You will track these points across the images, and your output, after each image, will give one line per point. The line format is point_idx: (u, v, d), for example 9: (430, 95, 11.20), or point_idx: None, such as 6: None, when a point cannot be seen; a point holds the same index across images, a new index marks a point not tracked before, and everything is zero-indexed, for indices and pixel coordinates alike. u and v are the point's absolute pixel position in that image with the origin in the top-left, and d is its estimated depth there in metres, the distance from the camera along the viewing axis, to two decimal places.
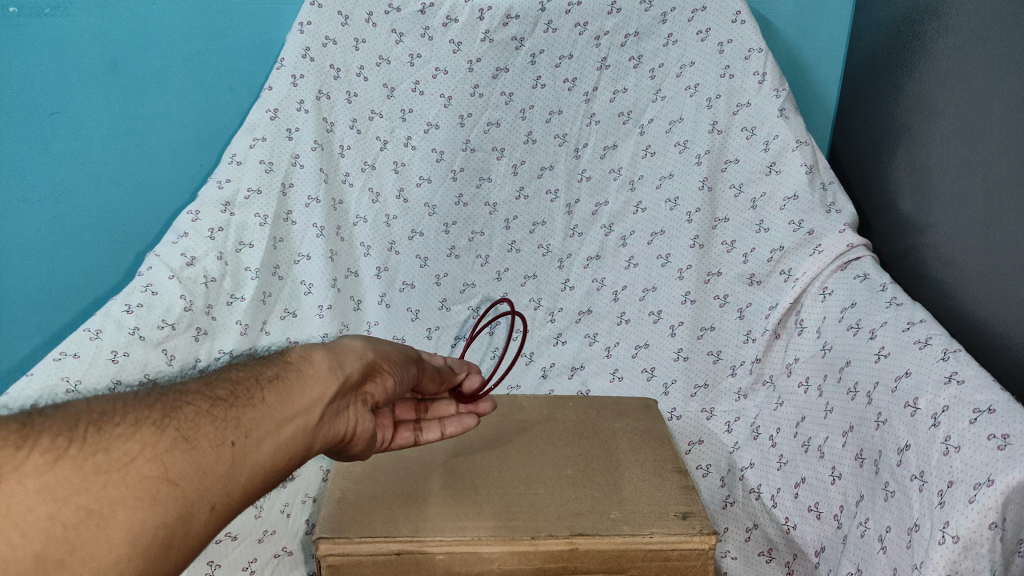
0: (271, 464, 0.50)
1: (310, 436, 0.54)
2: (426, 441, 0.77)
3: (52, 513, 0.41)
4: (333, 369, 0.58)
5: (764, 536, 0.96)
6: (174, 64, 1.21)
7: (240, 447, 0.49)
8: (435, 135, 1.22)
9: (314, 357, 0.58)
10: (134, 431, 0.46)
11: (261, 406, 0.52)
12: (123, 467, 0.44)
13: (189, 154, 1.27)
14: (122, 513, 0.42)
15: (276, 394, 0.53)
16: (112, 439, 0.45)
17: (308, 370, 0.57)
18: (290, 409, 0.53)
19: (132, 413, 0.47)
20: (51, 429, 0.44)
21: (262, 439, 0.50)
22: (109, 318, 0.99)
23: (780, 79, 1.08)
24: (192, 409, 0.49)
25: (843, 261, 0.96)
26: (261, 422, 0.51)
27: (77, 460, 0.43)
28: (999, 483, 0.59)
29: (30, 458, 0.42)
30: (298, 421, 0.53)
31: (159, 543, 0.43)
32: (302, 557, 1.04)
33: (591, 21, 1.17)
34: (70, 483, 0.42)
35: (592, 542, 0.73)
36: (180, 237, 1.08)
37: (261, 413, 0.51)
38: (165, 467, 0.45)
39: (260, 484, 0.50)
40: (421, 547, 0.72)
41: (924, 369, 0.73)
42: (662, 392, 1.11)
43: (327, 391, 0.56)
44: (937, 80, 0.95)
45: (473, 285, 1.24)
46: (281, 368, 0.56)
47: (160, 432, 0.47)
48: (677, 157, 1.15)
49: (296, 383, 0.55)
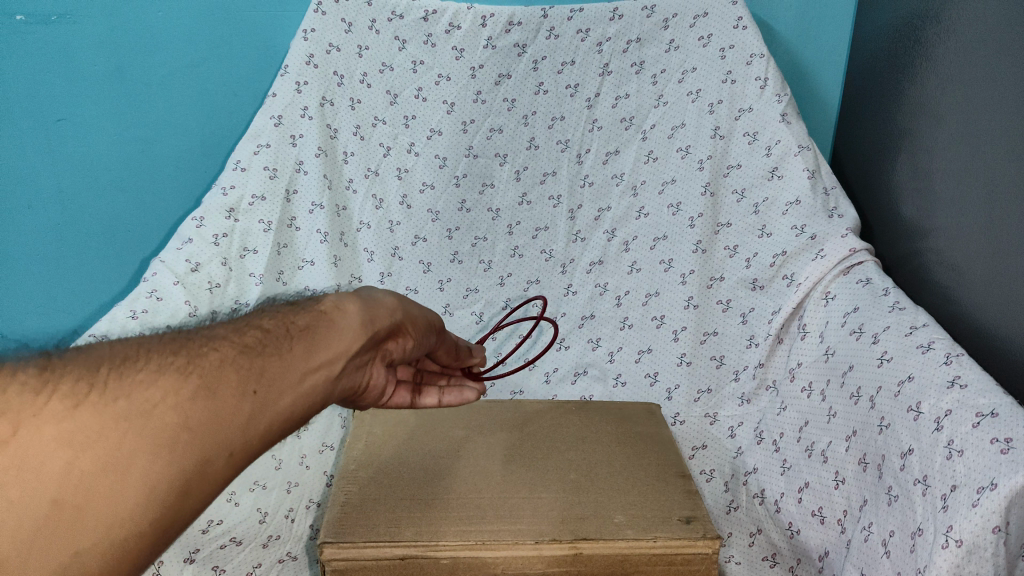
0: (290, 417, 0.48)
1: (330, 387, 0.52)
2: (422, 405, 0.74)
3: (70, 461, 0.38)
4: (364, 323, 0.57)
5: (768, 541, 0.96)
6: (179, 72, 1.22)
7: (262, 396, 0.46)
8: (438, 141, 1.23)
9: (346, 309, 0.57)
10: (157, 377, 0.43)
11: (288, 356, 0.50)
12: (145, 414, 0.41)
13: (193, 161, 1.28)
14: (140, 460, 0.40)
15: (304, 344, 0.51)
16: (134, 385, 0.42)
17: (340, 321, 0.55)
18: (316, 359, 0.51)
19: (156, 359, 0.45)
20: (72, 374, 0.42)
21: (285, 390, 0.48)
22: (114, 324, 1.00)
23: (782, 85, 1.09)
24: (218, 356, 0.47)
25: (846, 265, 0.95)
26: (286, 373, 0.49)
27: (98, 406, 0.41)
28: (1002, 487, 0.59)
29: (50, 405, 0.39)
30: (322, 372, 0.51)
31: (176, 489, 0.41)
32: (307, 561, 1.04)
33: (592, 28, 1.19)
34: (86, 431, 0.39)
35: (595, 547, 0.73)
36: (184, 243, 1.09)
37: (287, 362, 0.49)
38: (185, 415, 0.42)
39: (278, 434, 0.48)
40: (425, 551, 0.73)
41: (927, 373, 0.73)
42: (665, 398, 1.11)
43: (353, 346, 0.54)
44: (938, 85, 0.96)
45: (476, 290, 1.24)
46: (313, 318, 0.55)
47: (182, 379, 0.44)
48: (679, 162, 1.15)
49: (325, 333, 0.53)
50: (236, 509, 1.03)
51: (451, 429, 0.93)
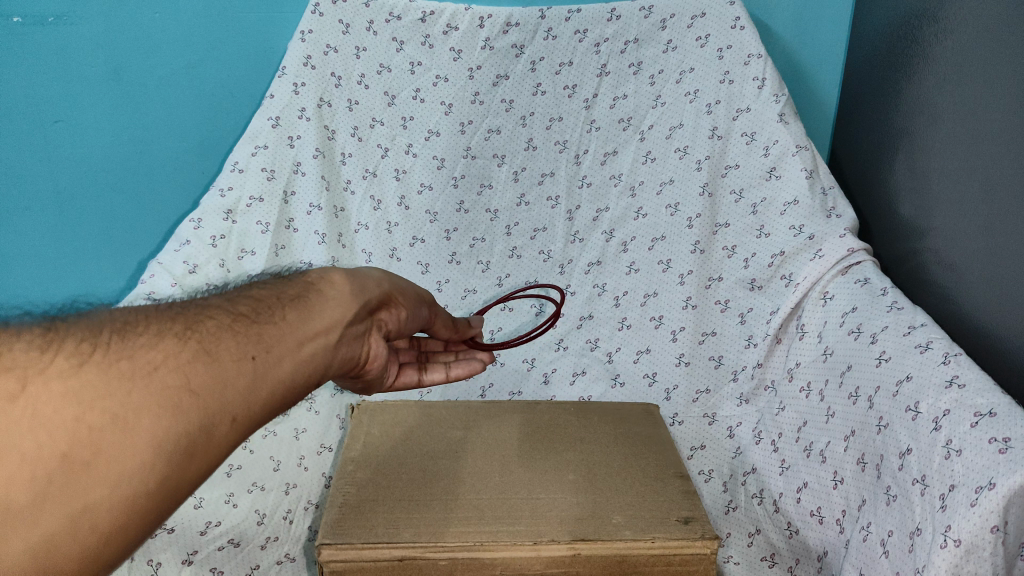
0: (291, 382, 0.49)
1: (329, 355, 0.54)
2: (430, 381, 0.75)
3: (78, 414, 0.38)
4: (355, 293, 0.58)
5: (767, 542, 0.96)
6: (176, 73, 1.22)
7: (261, 362, 0.47)
8: (435, 143, 1.23)
9: (334, 280, 0.58)
10: (157, 340, 0.44)
11: (283, 323, 0.51)
12: (148, 374, 0.42)
13: (190, 162, 1.28)
14: (146, 418, 0.40)
15: (297, 312, 0.53)
16: (136, 348, 0.43)
17: (330, 291, 0.56)
18: (312, 327, 0.52)
19: (154, 325, 0.45)
20: (74, 335, 0.42)
21: (284, 354, 0.49)
22: None
23: (780, 85, 1.09)
24: (214, 323, 0.48)
25: (844, 265, 0.95)
26: (283, 340, 0.49)
27: (102, 366, 0.41)
28: (1000, 487, 0.59)
29: (55, 362, 0.39)
30: (319, 338, 0.52)
31: (182, 449, 0.41)
32: (305, 562, 1.04)
33: (590, 28, 1.19)
34: (94, 388, 0.39)
35: (593, 548, 0.73)
36: (181, 245, 1.09)
37: (283, 330, 0.50)
38: (187, 377, 0.43)
39: (280, 401, 0.49)
40: (422, 552, 0.73)
41: (925, 373, 0.73)
42: (663, 398, 1.11)
43: (346, 315, 0.56)
44: (937, 84, 0.96)
45: (474, 291, 1.23)
46: (302, 288, 0.56)
47: (181, 344, 0.45)
48: (677, 163, 1.15)
49: (317, 302, 0.54)
50: (234, 511, 1.03)
51: (450, 429, 0.93)
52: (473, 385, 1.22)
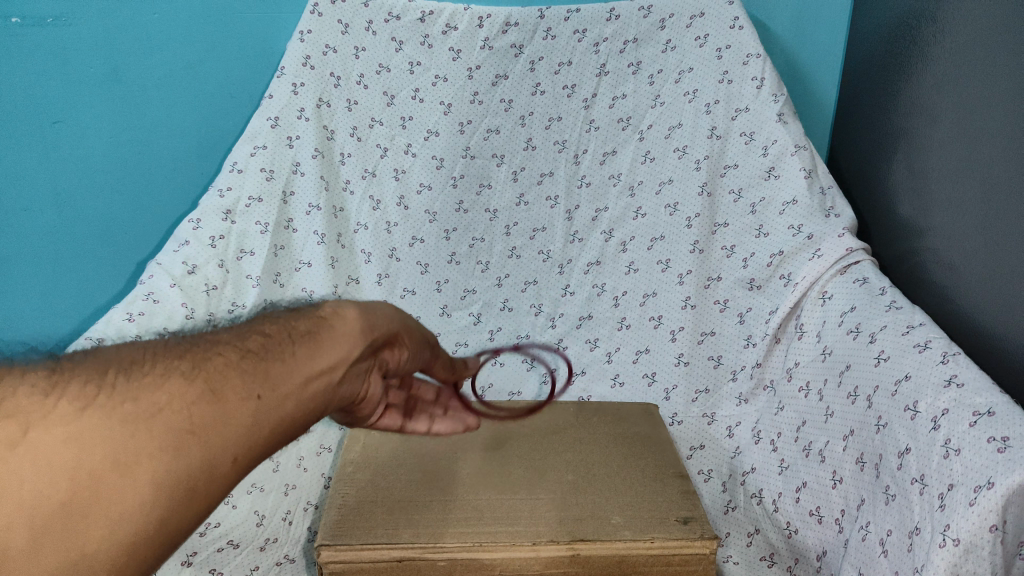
0: (292, 422, 0.48)
1: (331, 395, 0.51)
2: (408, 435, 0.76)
3: (78, 459, 0.38)
4: (365, 329, 0.55)
5: (766, 541, 0.96)
6: (175, 73, 1.22)
7: (265, 401, 0.46)
8: (435, 142, 1.23)
9: (346, 315, 0.55)
10: (163, 380, 0.43)
11: (290, 359, 0.49)
12: (151, 416, 0.41)
13: (189, 163, 1.28)
14: (146, 460, 0.40)
15: (306, 348, 0.50)
16: (141, 388, 0.42)
17: (340, 327, 0.54)
18: (318, 364, 0.50)
19: (162, 362, 0.45)
20: (81, 377, 0.41)
21: (288, 393, 0.47)
22: (110, 327, 1.00)
23: (779, 85, 1.09)
24: (222, 360, 0.47)
25: (842, 265, 0.95)
26: (287, 378, 0.48)
27: (106, 409, 0.40)
28: (999, 486, 0.59)
29: (58, 407, 0.39)
30: (324, 377, 0.50)
31: (182, 490, 0.41)
32: (304, 563, 1.03)
33: (589, 28, 1.19)
34: (96, 432, 0.39)
35: (593, 548, 0.73)
36: (180, 246, 1.08)
37: (288, 367, 0.48)
38: (189, 417, 0.42)
39: (281, 440, 0.47)
40: (420, 553, 0.73)
41: (924, 372, 0.73)
42: (662, 398, 1.12)
43: (353, 352, 0.53)
44: (935, 83, 0.96)
45: (473, 292, 1.24)
46: (314, 323, 0.53)
47: (187, 383, 0.44)
48: (677, 163, 1.15)
49: (327, 338, 0.52)
50: (233, 512, 1.04)
51: (449, 431, 0.93)
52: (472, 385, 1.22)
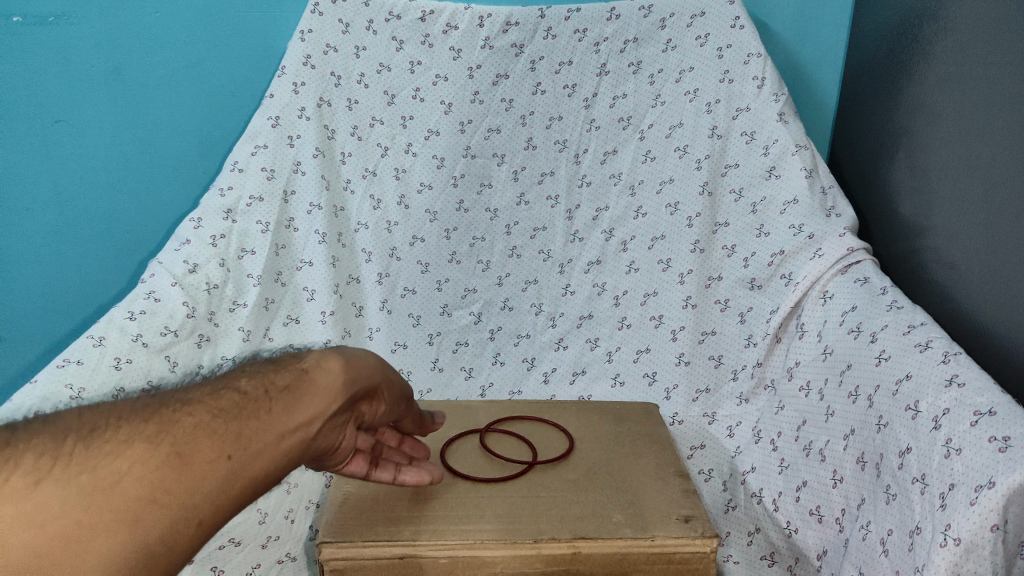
0: (265, 480, 0.47)
1: (307, 449, 0.51)
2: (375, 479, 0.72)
3: (29, 539, 0.38)
4: (346, 381, 0.55)
5: (767, 540, 0.96)
6: (176, 72, 1.22)
7: (237, 462, 0.46)
8: (436, 142, 1.23)
9: (329, 365, 0.55)
10: (126, 447, 0.43)
11: (265, 417, 0.49)
12: (110, 487, 0.41)
13: (191, 162, 1.27)
14: (103, 535, 0.40)
15: (283, 404, 0.50)
16: (102, 457, 0.42)
17: (321, 380, 0.53)
18: (294, 421, 0.50)
19: (126, 426, 0.44)
20: (37, 447, 0.41)
21: (261, 453, 0.47)
22: (111, 326, 0.99)
23: (779, 84, 1.09)
24: (192, 421, 0.46)
25: (844, 264, 0.95)
26: (261, 438, 0.47)
27: (62, 482, 0.40)
28: (1000, 485, 0.59)
29: (11, 482, 0.39)
30: (300, 433, 0.50)
31: (141, 562, 0.41)
32: (305, 561, 1.02)
33: (590, 27, 1.19)
34: (51, 509, 0.39)
35: (594, 546, 0.73)
36: (182, 245, 1.08)
37: (263, 425, 0.48)
38: (152, 487, 0.42)
39: (252, 498, 0.47)
40: (422, 551, 0.72)
41: (925, 371, 0.73)
42: (663, 397, 1.12)
43: (332, 406, 0.53)
44: (936, 83, 0.96)
45: (474, 291, 1.24)
46: (294, 376, 0.53)
47: (152, 449, 0.43)
48: (677, 162, 1.15)
49: (305, 394, 0.52)
50: None
51: (449, 430, 0.94)
52: (473, 385, 1.22)
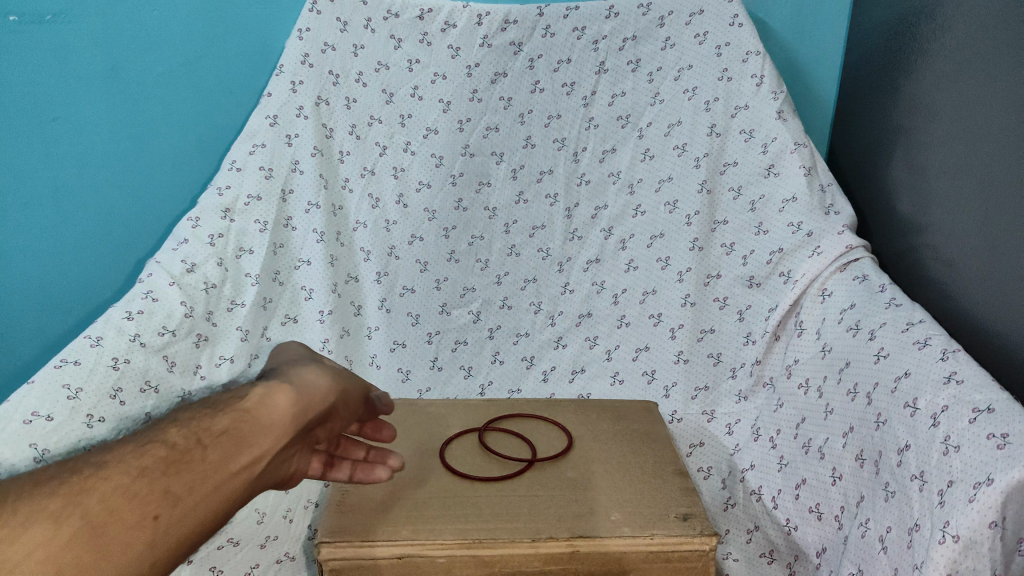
0: (199, 531, 0.52)
1: (247, 490, 0.56)
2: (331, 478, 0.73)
3: None
4: (289, 419, 0.59)
5: (766, 538, 0.97)
6: (175, 71, 1.22)
7: (164, 520, 0.51)
8: (434, 140, 1.23)
9: (271, 405, 0.59)
10: (32, 526, 0.47)
11: (197, 471, 0.54)
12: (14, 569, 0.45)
13: (189, 160, 1.27)
14: None
15: (219, 453, 0.55)
16: (11, 538, 0.46)
17: (262, 420, 0.58)
18: (230, 468, 0.55)
19: (37, 503, 0.48)
20: None
21: (188, 509, 0.52)
22: (109, 325, 0.96)
23: (778, 81, 1.09)
24: (112, 488, 0.50)
25: (842, 262, 0.95)
26: (191, 493, 0.52)
27: None
28: (999, 482, 0.59)
29: None
30: (237, 477, 0.55)
31: None
32: (304, 561, 1.05)
33: (588, 25, 1.18)
34: None
35: (593, 544, 0.73)
36: (180, 244, 1.07)
37: (196, 478, 0.53)
38: (63, 560, 0.46)
39: (185, 550, 0.52)
40: (420, 549, 0.73)
41: (924, 369, 0.73)
42: (662, 395, 1.12)
43: (273, 447, 0.58)
44: (935, 80, 0.96)
45: (473, 290, 1.24)
46: (232, 420, 0.57)
47: (60, 524, 0.47)
48: (676, 160, 1.15)
49: (243, 438, 0.56)
50: None
51: (448, 428, 0.94)
52: (472, 383, 1.22)
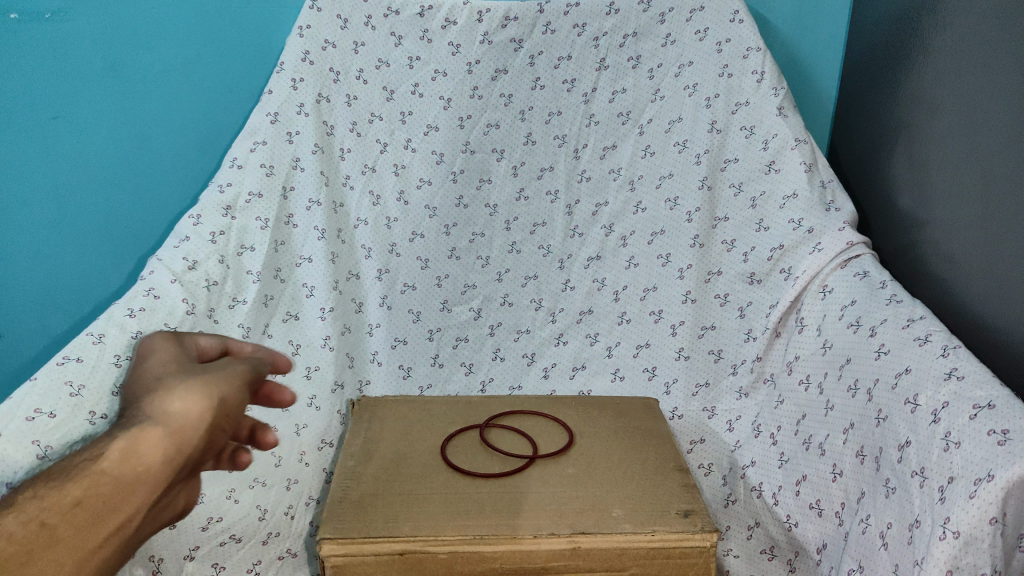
0: None
1: (132, 542, 0.55)
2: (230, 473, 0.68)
3: None
4: (163, 465, 0.54)
5: (766, 534, 0.97)
6: (175, 68, 1.22)
7: None
8: (435, 137, 1.23)
9: (138, 455, 0.54)
10: None
11: (66, 545, 0.51)
12: None
13: (189, 158, 1.27)
14: None
15: (85, 523, 0.52)
16: None
17: (127, 477, 0.53)
18: (104, 531, 0.52)
19: None
20: None
21: None
22: (111, 323, 0.96)
23: (779, 78, 1.09)
24: None
25: (842, 259, 0.95)
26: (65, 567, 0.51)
27: None
28: (999, 478, 0.59)
29: None
30: (116, 538, 0.53)
31: None
32: (305, 558, 1.08)
33: (589, 22, 1.18)
34: None
35: (594, 541, 0.73)
36: (181, 241, 1.07)
37: (66, 551, 0.51)
38: None
39: None
40: (422, 546, 0.73)
41: (925, 365, 0.73)
42: (663, 392, 1.12)
43: (149, 498, 0.54)
44: (935, 75, 0.96)
45: (474, 287, 1.24)
46: (93, 483, 0.53)
47: None
48: (677, 157, 1.15)
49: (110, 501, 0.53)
50: (235, 507, 1.02)
51: (450, 425, 0.94)
52: (473, 380, 1.23)
